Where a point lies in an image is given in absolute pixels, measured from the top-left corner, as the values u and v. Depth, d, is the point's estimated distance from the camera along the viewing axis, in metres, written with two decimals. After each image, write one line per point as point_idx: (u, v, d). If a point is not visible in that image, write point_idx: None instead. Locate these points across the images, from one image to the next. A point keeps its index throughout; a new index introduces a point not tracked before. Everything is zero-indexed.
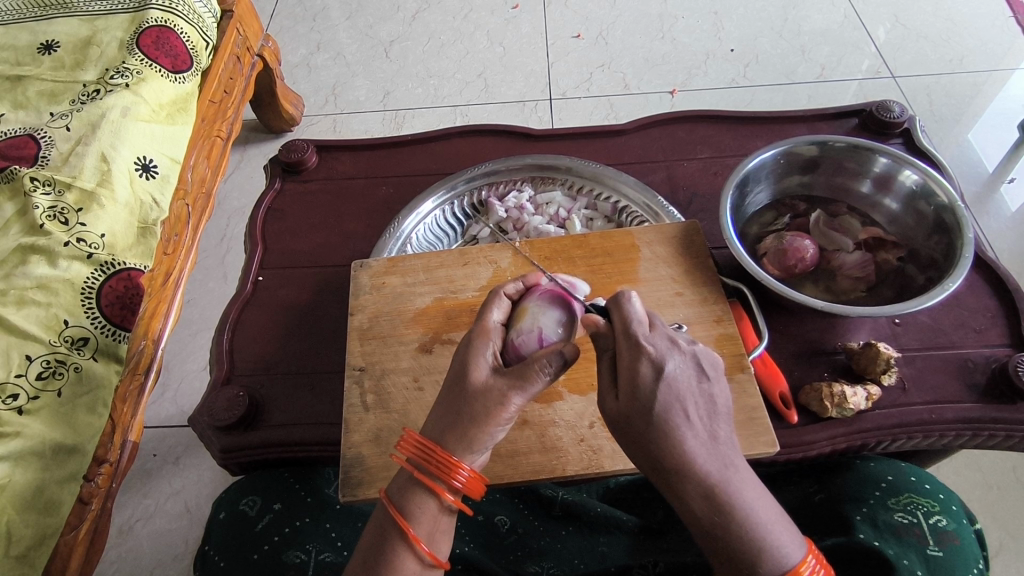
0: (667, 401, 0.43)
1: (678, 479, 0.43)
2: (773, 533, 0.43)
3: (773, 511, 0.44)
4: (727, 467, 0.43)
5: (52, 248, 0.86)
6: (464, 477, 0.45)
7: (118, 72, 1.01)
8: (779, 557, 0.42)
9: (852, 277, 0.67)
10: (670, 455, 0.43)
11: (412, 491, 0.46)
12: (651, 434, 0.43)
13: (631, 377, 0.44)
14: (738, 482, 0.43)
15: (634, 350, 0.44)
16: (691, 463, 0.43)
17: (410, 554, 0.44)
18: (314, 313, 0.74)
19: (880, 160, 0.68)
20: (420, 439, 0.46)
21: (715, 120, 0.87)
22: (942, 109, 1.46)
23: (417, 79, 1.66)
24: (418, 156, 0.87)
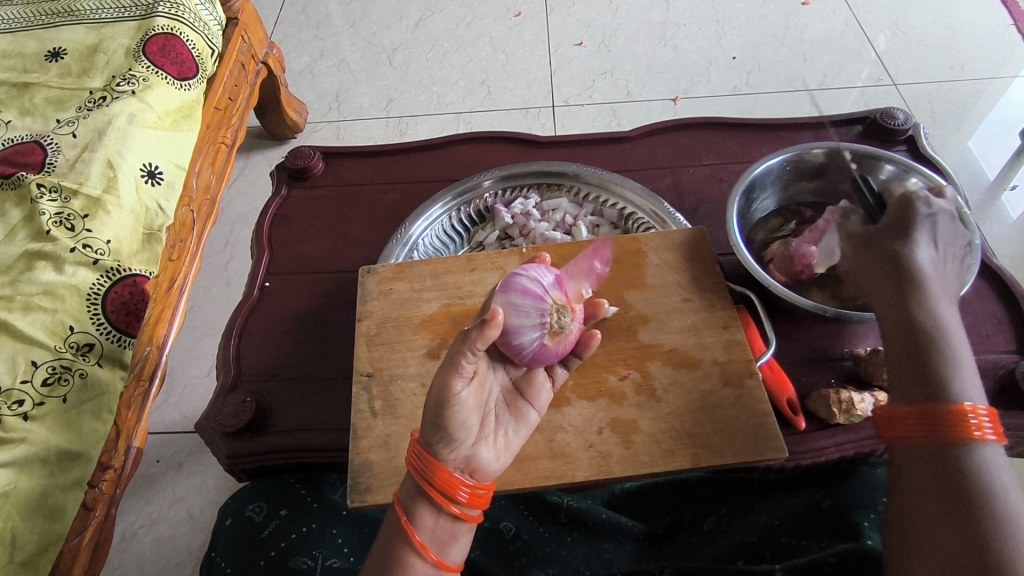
0: (924, 233, 0.53)
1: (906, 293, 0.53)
2: (957, 365, 0.50)
3: (969, 355, 0.51)
4: (946, 310, 0.53)
5: (58, 254, 0.86)
6: (466, 491, 0.45)
7: (124, 79, 1.02)
8: (958, 382, 0.49)
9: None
10: (907, 274, 0.53)
11: (419, 499, 0.46)
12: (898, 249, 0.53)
13: (902, 208, 0.54)
14: (947, 325, 0.52)
15: (906, 201, 0.54)
16: (917, 285, 0.53)
17: (421, 562, 0.45)
18: (320, 319, 0.74)
19: (886, 168, 0.68)
20: (417, 449, 0.45)
21: (719, 127, 0.87)
22: (944, 116, 1.47)
23: (421, 86, 1.67)
24: (423, 163, 0.88)
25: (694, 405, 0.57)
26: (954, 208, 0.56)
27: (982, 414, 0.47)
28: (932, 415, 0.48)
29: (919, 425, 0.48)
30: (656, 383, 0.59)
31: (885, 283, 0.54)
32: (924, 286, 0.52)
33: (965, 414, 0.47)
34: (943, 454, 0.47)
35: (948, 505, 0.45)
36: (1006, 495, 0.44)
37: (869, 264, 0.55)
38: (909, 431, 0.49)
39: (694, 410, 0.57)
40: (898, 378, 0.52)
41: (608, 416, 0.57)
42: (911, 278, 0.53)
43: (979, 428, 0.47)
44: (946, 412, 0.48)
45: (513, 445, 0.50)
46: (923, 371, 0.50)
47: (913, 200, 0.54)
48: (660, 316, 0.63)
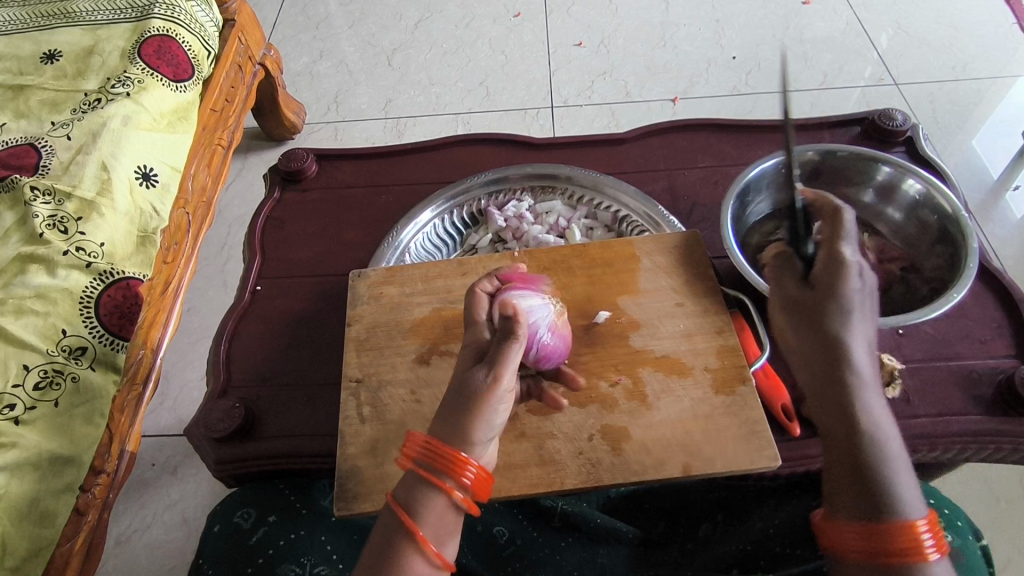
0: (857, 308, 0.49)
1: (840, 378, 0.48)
2: (895, 466, 0.45)
3: (902, 452, 0.47)
4: (877, 400, 0.49)
5: (51, 257, 0.85)
6: (472, 474, 0.45)
7: (119, 81, 1.01)
8: (898, 487, 0.45)
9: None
10: (838, 359, 0.49)
11: (419, 489, 0.45)
12: (832, 332, 0.49)
13: (832, 275, 0.50)
14: (883, 417, 0.48)
15: (835, 268, 0.51)
16: (851, 372, 0.48)
17: (422, 557, 0.44)
18: (312, 323, 0.74)
19: (883, 169, 0.67)
20: (426, 435, 0.46)
21: (716, 128, 0.86)
22: (946, 116, 1.46)
23: (419, 87, 1.66)
24: (417, 165, 0.87)
25: (686, 412, 0.56)
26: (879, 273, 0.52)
27: (929, 527, 0.43)
28: (875, 534, 0.43)
29: (868, 537, 0.43)
30: (648, 389, 0.58)
31: (818, 365, 0.49)
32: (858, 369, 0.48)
33: (916, 529, 0.43)
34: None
35: None
36: None
37: (801, 343, 0.51)
38: (852, 547, 0.44)
39: (686, 417, 0.56)
40: (837, 476, 0.47)
41: (599, 423, 0.57)
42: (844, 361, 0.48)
43: (927, 548, 0.42)
44: (891, 529, 0.43)
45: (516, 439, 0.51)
46: (865, 474, 0.45)
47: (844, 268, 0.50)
48: (652, 321, 0.62)
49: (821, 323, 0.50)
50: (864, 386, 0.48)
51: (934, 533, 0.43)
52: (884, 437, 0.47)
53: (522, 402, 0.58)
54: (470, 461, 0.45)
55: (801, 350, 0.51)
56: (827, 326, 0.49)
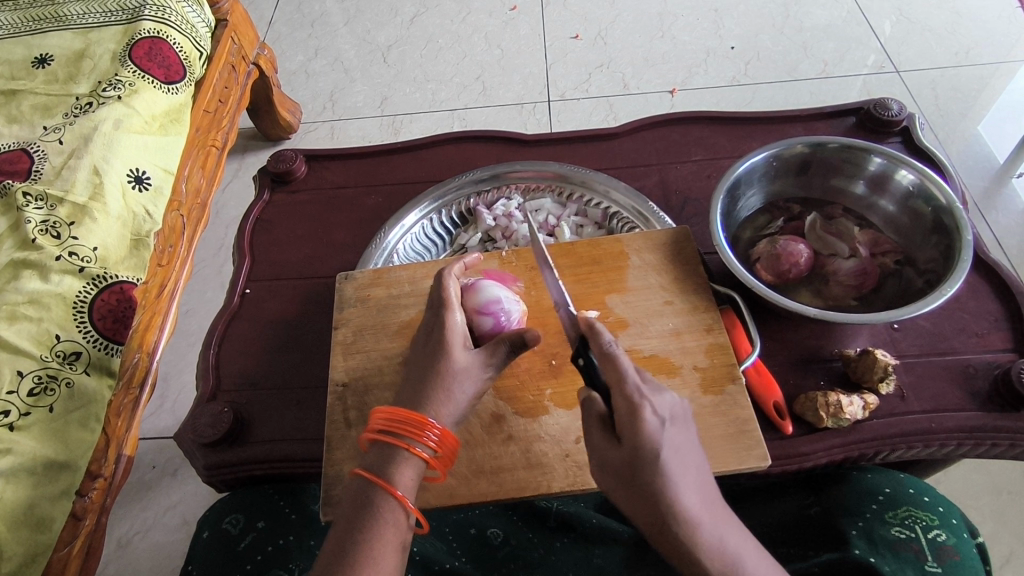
0: (664, 452, 0.42)
1: (676, 529, 0.43)
2: None
3: (760, 567, 0.43)
4: (723, 526, 0.44)
5: (43, 262, 0.85)
6: (438, 436, 0.50)
7: (110, 84, 1.01)
8: None
9: (846, 283, 0.64)
10: (670, 513, 0.42)
11: (390, 456, 0.49)
12: (656, 488, 0.42)
13: (630, 425, 0.43)
14: (734, 539, 0.44)
15: (631, 411, 0.43)
16: (683, 523, 0.43)
17: (401, 513, 0.47)
18: (301, 326, 0.73)
19: (875, 160, 0.65)
20: (393, 409, 0.50)
21: (708, 121, 0.85)
22: (948, 103, 1.43)
23: (415, 84, 1.65)
24: (407, 165, 0.86)
25: None
26: (663, 388, 0.45)
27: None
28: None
29: None
30: None
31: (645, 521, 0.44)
32: (687, 519, 0.43)
33: None
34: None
35: None
36: None
37: (631, 500, 0.44)
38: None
39: None
40: None
41: None
42: (669, 514, 0.42)
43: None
44: None
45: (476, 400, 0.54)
46: None
47: (640, 413, 0.43)
48: (641, 320, 0.61)
49: (638, 482, 0.43)
50: (706, 519, 0.43)
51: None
52: (741, 557, 0.43)
53: (508, 404, 0.58)
54: (435, 423, 0.50)
55: (630, 502, 0.44)
56: (645, 485, 0.43)
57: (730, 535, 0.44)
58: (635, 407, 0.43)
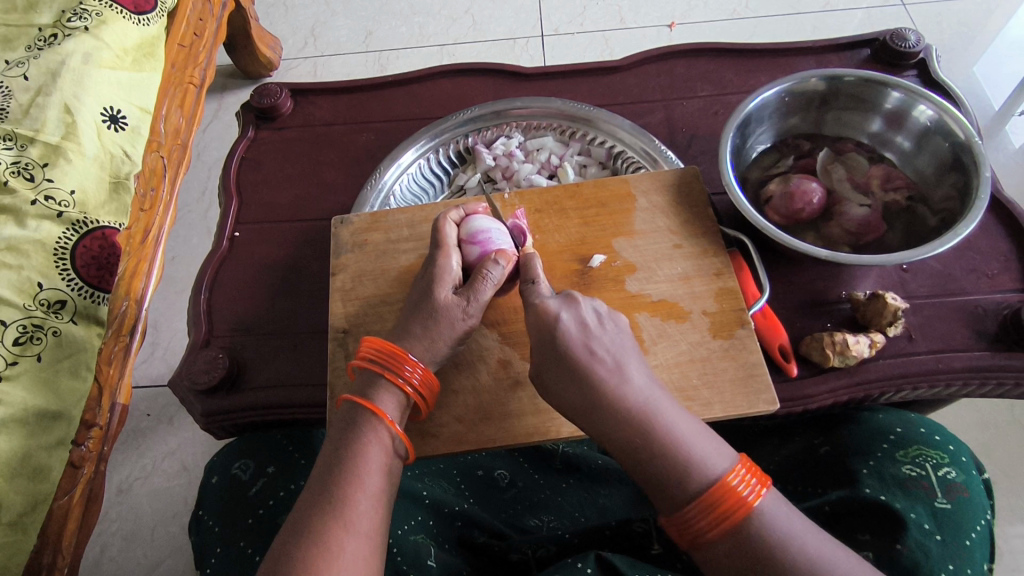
0: (565, 334, 0.47)
1: (593, 403, 0.45)
2: (686, 437, 0.43)
3: (684, 422, 0.44)
4: (654, 391, 0.45)
5: (18, 207, 0.81)
6: (418, 373, 0.50)
7: (75, 15, 0.94)
8: (700, 461, 0.43)
9: (846, 227, 0.62)
10: (592, 391, 0.45)
11: (373, 387, 0.49)
12: (564, 362, 0.47)
13: (534, 319, 0.49)
14: (662, 404, 0.45)
15: (536, 311, 0.49)
16: (599, 388, 0.45)
17: (386, 432, 0.47)
18: (296, 271, 0.71)
19: (893, 95, 0.63)
20: (374, 342, 0.50)
21: (716, 54, 0.81)
22: (953, 38, 1.39)
23: (401, 17, 1.57)
24: (400, 100, 0.82)
25: (683, 356, 0.55)
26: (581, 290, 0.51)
27: (744, 473, 0.42)
28: (705, 512, 0.41)
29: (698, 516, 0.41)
30: (643, 334, 0.56)
31: (569, 403, 0.46)
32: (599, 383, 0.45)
33: (728, 485, 0.41)
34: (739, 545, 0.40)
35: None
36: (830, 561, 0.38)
37: (559, 392, 0.47)
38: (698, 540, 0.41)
39: (682, 361, 0.55)
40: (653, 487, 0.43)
41: None
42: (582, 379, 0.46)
43: (748, 495, 0.41)
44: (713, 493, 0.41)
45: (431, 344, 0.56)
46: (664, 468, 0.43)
47: (541, 305, 0.49)
48: (649, 264, 0.59)
49: (556, 370, 0.47)
50: (629, 393, 0.45)
51: (752, 475, 0.42)
52: (664, 419, 0.44)
53: (515, 349, 0.56)
54: (416, 360, 0.50)
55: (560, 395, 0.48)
56: (555, 364, 0.47)
57: (659, 405, 0.45)
58: (537, 303, 0.49)
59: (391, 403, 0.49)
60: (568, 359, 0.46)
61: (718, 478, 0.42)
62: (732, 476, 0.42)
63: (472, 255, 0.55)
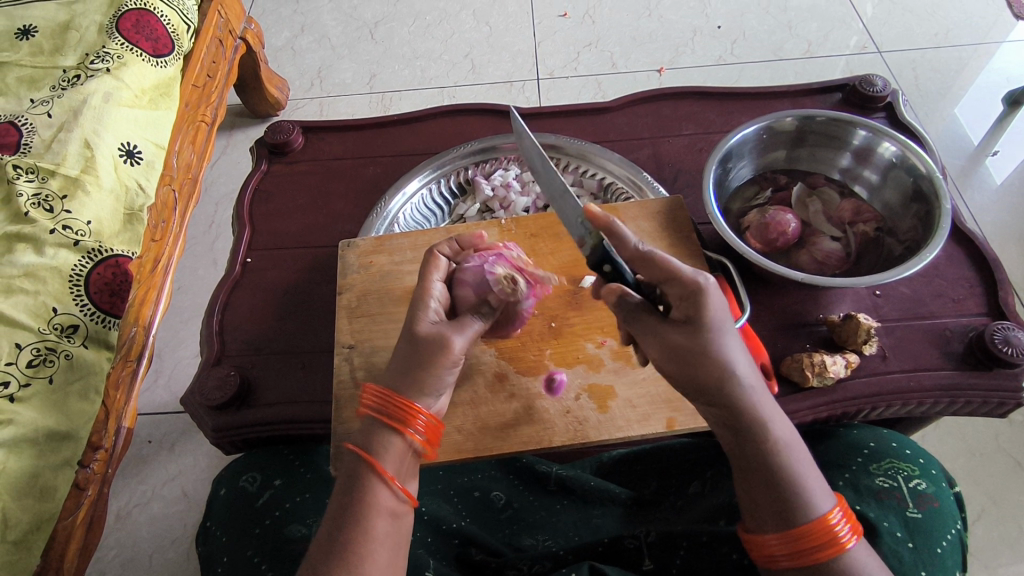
0: (717, 329, 0.45)
1: (724, 397, 0.45)
2: (797, 463, 0.45)
3: (798, 452, 0.45)
4: (778, 409, 0.46)
5: (37, 236, 0.84)
6: (423, 423, 0.47)
7: (98, 57, 0.99)
8: (806, 493, 0.44)
9: (813, 255, 0.67)
10: (722, 385, 0.45)
11: (378, 435, 0.47)
12: (708, 354, 0.45)
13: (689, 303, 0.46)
14: (784, 424, 0.46)
15: (686, 290, 0.46)
16: (736, 386, 0.45)
17: (389, 491, 0.45)
18: (304, 294, 0.75)
19: (859, 133, 0.68)
20: (380, 387, 0.47)
21: (700, 96, 0.87)
22: (928, 83, 1.46)
23: (404, 61, 1.65)
24: (404, 137, 0.87)
25: None
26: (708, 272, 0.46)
27: (844, 517, 0.43)
28: (795, 539, 0.43)
29: (782, 543, 0.43)
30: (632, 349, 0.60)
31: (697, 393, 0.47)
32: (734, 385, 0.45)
33: (828, 524, 0.42)
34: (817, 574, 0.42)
35: None
36: None
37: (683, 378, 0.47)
38: (772, 555, 0.44)
39: None
40: (752, 494, 0.45)
41: (585, 382, 0.59)
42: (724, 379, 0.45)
43: (843, 537, 0.42)
44: (808, 529, 0.42)
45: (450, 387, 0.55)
46: (771, 490, 0.44)
47: (694, 291, 0.46)
48: None
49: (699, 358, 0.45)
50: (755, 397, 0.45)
51: (848, 521, 0.44)
52: (781, 441, 0.45)
53: (510, 364, 0.60)
54: (423, 410, 0.48)
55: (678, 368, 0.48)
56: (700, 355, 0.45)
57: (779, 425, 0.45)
58: (687, 287, 0.46)
59: (396, 456, 0.46)
60: (715, 357, 0.45)
61: (819, 515, 0.43)
62: (834, 518, 0.43)
63: (469, 288, 0.56)
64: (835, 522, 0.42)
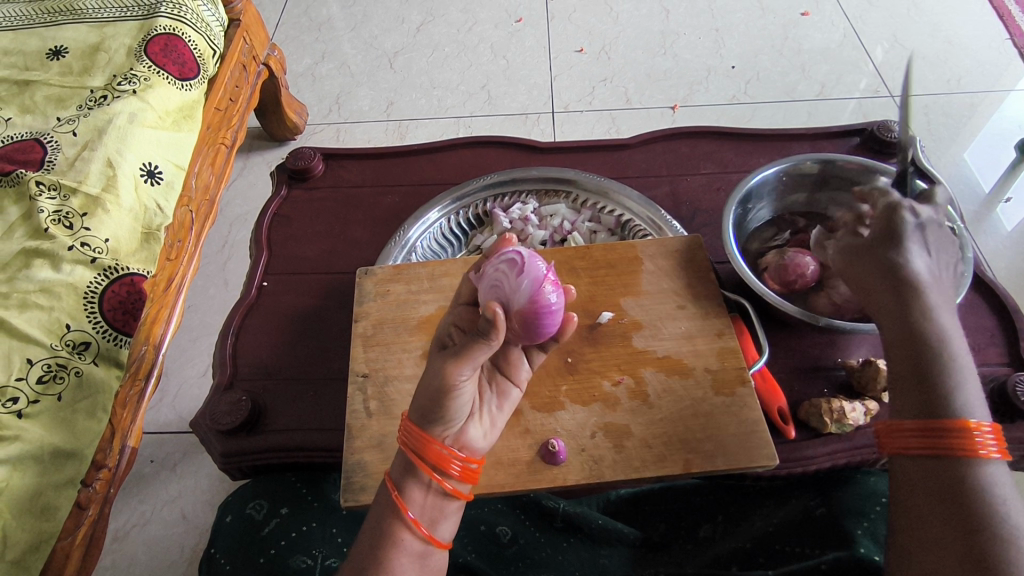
0: (914, 242, 0.53)
1: (908, 304, 0.52)
2: (951, 372, 0.49)
3: (965, 363, 0.50)
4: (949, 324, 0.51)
5: (56, 252, 0.85)
6: (457, 470, 0.47)
7: (125, 79, 1.01)
8: (956, 400, 0.48)
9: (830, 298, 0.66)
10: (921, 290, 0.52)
11: (408, 478, 0.47)
12: (899, 262, 0.52)
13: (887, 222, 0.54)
14: (953, 337, 0.51)
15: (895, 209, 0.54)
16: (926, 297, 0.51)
17: (412, 538, 0.46)
18: (319, 320, 0.74)
19: (881, 179, 0.69)
20: (414, 429, 0.46)
21: (717, 136, 0.88)
22: (941, 127, 1.47)
23: (421, 90, 1.67)
24: (423, 167, 0.88)
25: (686, 411, 0.58)
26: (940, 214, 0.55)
27: (988, 431, 0.47)
28: (928, 432, 0.47)
29: (919, 441, 0.48)
30: (649, 388, 0.59)
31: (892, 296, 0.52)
32: (925, 293, 0.51)
33: (971, 430, 0.46)
34: (945, 469, 0.46)
35: (955, 528, 0.44)
36: (1010, 510, 0.44)
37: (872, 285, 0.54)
38: (907, 451, 0.48)
39: (686, 415, 0.57)
40: (902, 397, 0.50)
41: (601, 421, 0.58)
42: (908, 288, 0.52)
43: (983, 445, 0.46)
44: (951, 429, 0.47)
45: (501, 422, 0.52)
46: (924, 389, 0.49)
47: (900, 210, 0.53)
48: (655, 322, 0.63)
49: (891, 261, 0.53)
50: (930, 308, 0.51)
51: (995, 437, 0.47)
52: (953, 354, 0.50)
53: (525, 399, 0.60)
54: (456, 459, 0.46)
55: (869, 286, 0.54)
56: (892, 260, 0.53)
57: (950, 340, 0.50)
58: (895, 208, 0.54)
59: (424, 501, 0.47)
60: (902, 265, 0.52)
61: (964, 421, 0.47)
62: (980, 428, 0.47)
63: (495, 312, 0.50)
64: (977, 428, 0.46)
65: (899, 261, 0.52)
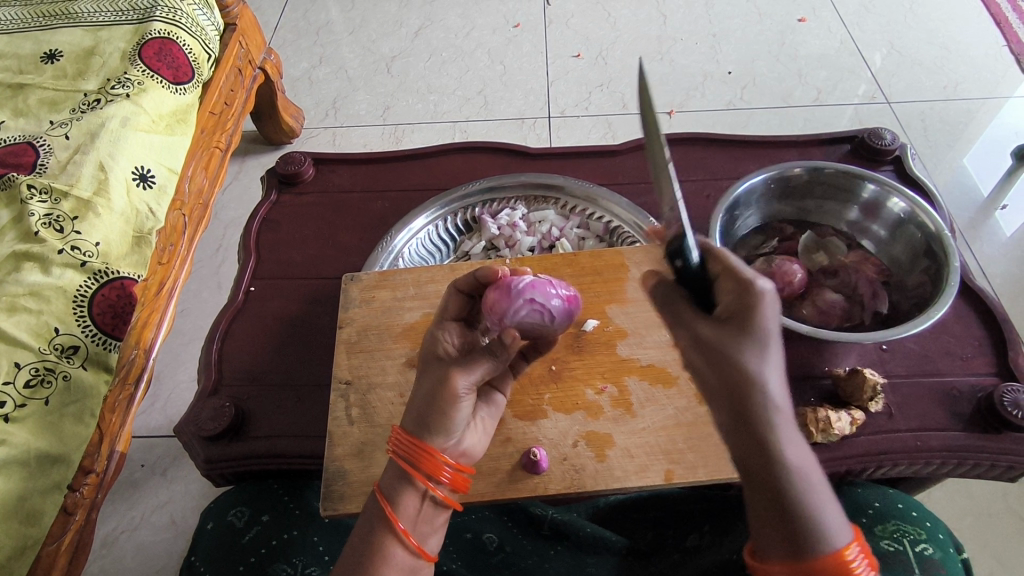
0: (768, 330, 0.39)
1: (755, 416, 0.38)
2: (813, 491, 0.38)
3: (820, 475, 0.39)
4: (793, 429, 0.39)
5: (45, 255, 0.85)
6: (450, 476, 0.46)
7: (119, 82, 1.01)
8: (819, 529, 0.37)
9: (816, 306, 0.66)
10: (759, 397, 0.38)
11: (399, 486, 0.45)
12: (739, 361, 0.38)
13: (740, 301, 0.40)
14: (800, 445, 0.38)
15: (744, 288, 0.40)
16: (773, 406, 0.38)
17: (401, 549, 0.44)
18: (305, 325, 0.74)
19: (869, 186, 0.69)
20: (408, 436, 0.45)
21: (708, 142, 0.88)
22: (937, 134, 1.47)
23: (418, 95, 1.68)
24: (414, 172, 0.88)
25: (669, 420, 0.57)
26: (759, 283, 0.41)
27: (859, 551, 0.37)
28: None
29: None
30: (633, 397, 0.59)
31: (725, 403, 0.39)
32: (770, 404, 0.38)
33: (846, 561, 0.37)
34: None
35: None
36: None
37: (712, 384, 0.40)
38: None
39: (669, 424, 0.57)
40: (758, 529, 0.39)
41: (584, 430, 0.58)
42: (750, 397, 0.38)
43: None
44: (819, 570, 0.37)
45: (491, 428, 0.53)
46: (785, 523, 0.37)
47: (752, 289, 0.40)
48: (640, 329, 0.63)
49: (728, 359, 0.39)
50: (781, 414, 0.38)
51: (863, 553, 0.38)
52: (804, 468, 0.38)
53: (508, 408, 0.59)
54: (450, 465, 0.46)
55: (713, 397, 0.40)
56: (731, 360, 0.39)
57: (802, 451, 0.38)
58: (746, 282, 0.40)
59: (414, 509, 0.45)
60: (745, 368, 0.38)
61: (835, 552, 0.37)
62: (850, 553, 0.37)
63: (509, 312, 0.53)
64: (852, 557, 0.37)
65: (752, 370, 0.38)
